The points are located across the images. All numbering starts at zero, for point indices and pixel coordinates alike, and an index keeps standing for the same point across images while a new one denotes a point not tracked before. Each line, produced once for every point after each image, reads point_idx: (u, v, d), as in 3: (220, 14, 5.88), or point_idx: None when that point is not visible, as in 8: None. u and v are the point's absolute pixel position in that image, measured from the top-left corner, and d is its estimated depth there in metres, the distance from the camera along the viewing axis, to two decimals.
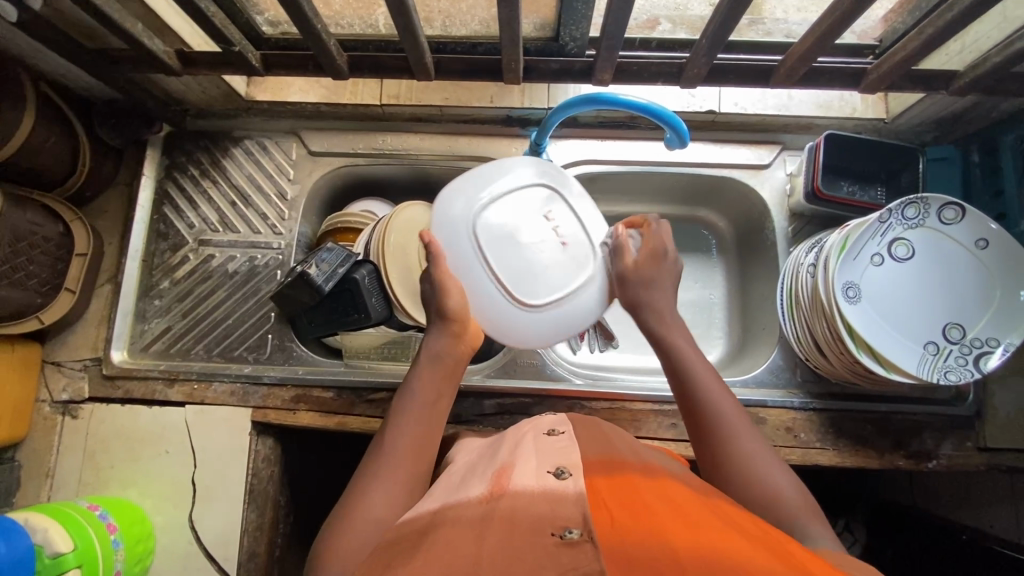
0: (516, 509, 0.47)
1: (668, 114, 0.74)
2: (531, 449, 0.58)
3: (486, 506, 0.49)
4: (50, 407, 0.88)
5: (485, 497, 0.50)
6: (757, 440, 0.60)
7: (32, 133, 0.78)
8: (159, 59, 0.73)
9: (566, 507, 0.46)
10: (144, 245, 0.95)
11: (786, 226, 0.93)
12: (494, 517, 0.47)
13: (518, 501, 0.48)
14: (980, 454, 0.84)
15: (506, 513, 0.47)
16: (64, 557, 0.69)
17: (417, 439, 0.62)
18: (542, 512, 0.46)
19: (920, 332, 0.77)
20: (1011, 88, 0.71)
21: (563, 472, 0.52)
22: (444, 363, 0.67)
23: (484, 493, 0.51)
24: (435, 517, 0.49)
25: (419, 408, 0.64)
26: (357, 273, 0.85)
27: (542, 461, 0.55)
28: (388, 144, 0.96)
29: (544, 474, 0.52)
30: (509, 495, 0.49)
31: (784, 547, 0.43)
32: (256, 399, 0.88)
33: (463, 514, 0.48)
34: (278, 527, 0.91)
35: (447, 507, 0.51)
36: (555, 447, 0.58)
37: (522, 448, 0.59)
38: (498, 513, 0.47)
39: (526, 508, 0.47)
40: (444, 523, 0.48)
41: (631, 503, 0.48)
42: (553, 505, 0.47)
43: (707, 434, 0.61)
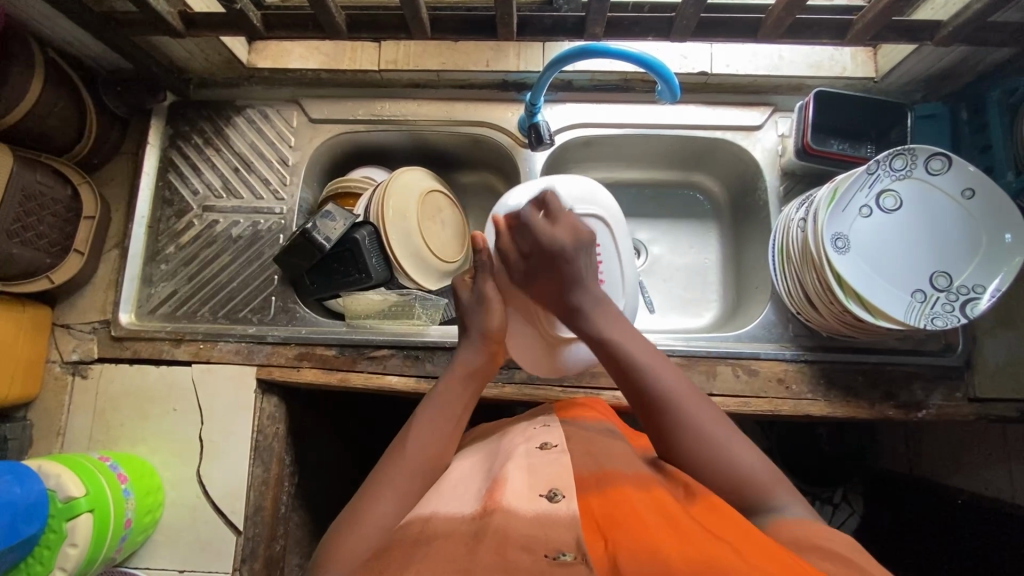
0: (508, 525, 0.48)
1: (660, 65, 0.76)
2: (523, 458, 0.60)
3: (479, 521, 0.51)
4: (60, 367, 0.91)
5: (479, 513, 0.52)
6: (718, 422, 0.60)
7: (41, 96, 0.80)
8: (163, 20, 0.75)
9: (557, 531, 0.48)
10: (150, 211, 0.97)
11: (778, 186, 0.95)
12: (487, 531, 0.48)
13: (510, 517, 0.50)
14: (969, 404, 0.85)
15: (498, 527, 0.48)
16: (77, 501, 0.71)
17: (439, 446, 0.64)
18: (534, 534, 0.47)
19: (907, 281, 0.79)
20: (993, 37, 0.73)
21: (556, 493, 0.53)
22: (474, 373, 0.71)
23: (477, 508, 0.53)
24: (432, 531, 0.51)
25: (441, 414, 0.67)
26: (357, 234, 0.88)
27: (534, 480, 0.55)
28: (388, 110, 0.98)
29: (536, 494, 0.53)
30: (502, 511, 0.51)
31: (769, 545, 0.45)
32: (260, 357, 0.90)
33: (458, 529, 0.50)
34: (285, 485, 0.93)
35: (441, 519, 0.53)
36: (548, 456, 0.60)
37: (516, 456, 0.61)
38: (491, 527, 0.49)
39: (519, 528, 0.48)
40: (439, 538, 0.50)
41: (622, 515, 0.50)
42: (546, 529, 0.48)
43: (666, 429, 0.60)
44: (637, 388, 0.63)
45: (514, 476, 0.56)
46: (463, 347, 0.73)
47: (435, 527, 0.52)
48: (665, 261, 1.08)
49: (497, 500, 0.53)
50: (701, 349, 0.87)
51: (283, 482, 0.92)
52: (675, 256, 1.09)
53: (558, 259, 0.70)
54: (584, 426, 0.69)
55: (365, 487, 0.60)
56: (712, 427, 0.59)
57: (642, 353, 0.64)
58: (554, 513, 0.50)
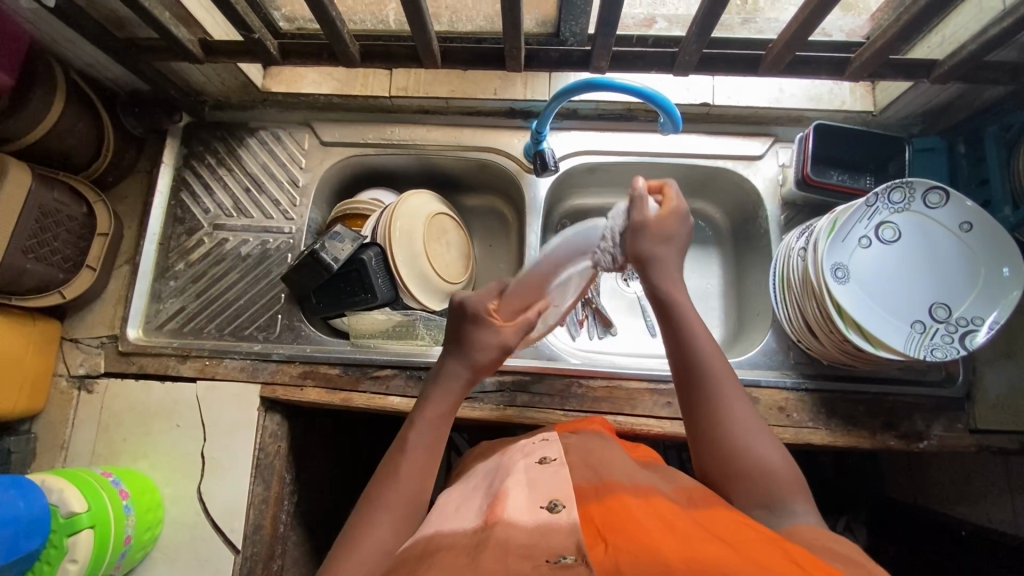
0: (509, 536, 0.49)
1: (662, 98, 0.78)
2: (523, 474, 0.60)
3: (481, 534, 0.51)
4: (67, 380, 0.92)
5: (480, 527, 0.52)
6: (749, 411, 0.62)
7: (61, 115, 0.83)
8: (184, 47, 0.79)
9: (558, 539, 0.48)
10: (161, 229, 0.99)
11: (779, 215, 0.96)
12: (488, 542, 0.48)
13: (511, 528, 0.50)
14: (971, 435, 0.85)
15: (500, 538, 0.49)
16: (78, 517, 0.71)
17: (429, 460, 0.64)
18: (533, 543, 0.47)
19: (907, 311, 0.80)
20: (989, 76, 0.75)
21: (556, 505, 0.53)
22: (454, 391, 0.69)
23: (479, 523, 0.53)
24: (435, 544, 0.52)
25: (424, 436, 0.66)
26: (364, 255, 0.90)
27: (535, 495, 0.55)
28: (397, 134, 1.01)
29: (536, 507, 0.53)
30: (502, 523, 0.51)
31: (764, 543, 0.46)
32: (264, 375, 0.91)
33: (460, 542, 0.51)
34: (284, 504, 0.93)
35: (442, 535, 0.54)
36: (547, 471, 0.60)
37: (515, 472, 0.61)
38: (492, 539, 0.49)
39: (520, 536, 0.48)
40: (443, 551, 0.50)
41: (622, 524, 0.50)
42: (546, 536, 0.49)
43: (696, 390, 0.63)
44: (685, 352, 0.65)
45: (515, 490, 0.56)
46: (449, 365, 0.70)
47: (436, 541, 0.52)
48: None
49: (499, 514, 0.53)
50: None
51: (283, 501, 0.92)
52: None
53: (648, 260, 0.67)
54: (585, 439, 0.70)
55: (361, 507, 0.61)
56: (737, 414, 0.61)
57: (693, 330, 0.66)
58: (555, 523, 0.50)
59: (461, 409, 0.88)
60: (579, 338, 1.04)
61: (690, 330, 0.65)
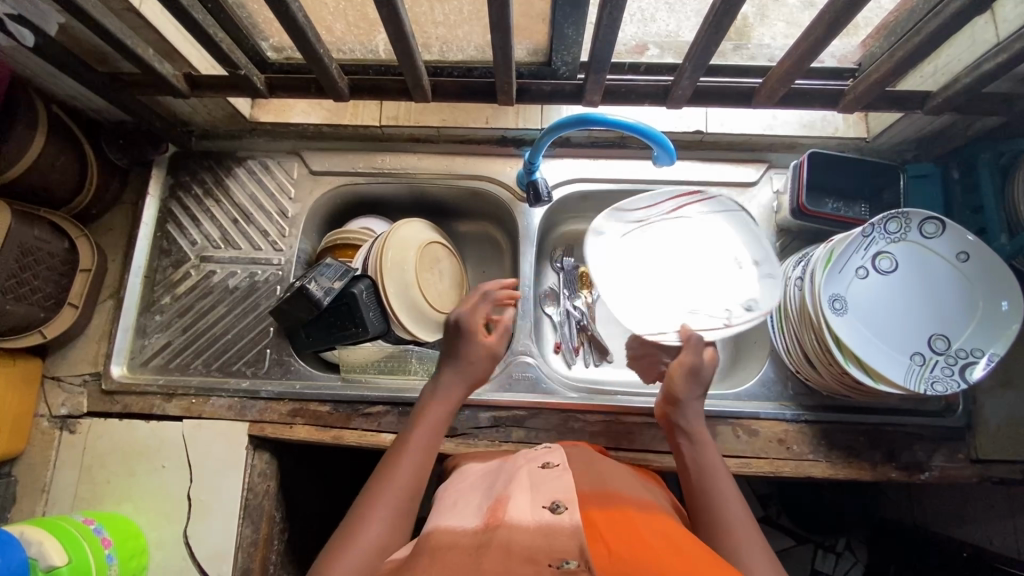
0: (512, 539, 0.47)
1: (654, 133, 0.78)
2: (526, 477, 0.58)
3: (483, 535, 0.49)
4: (49, 421, 0.89)
5: (482, 527, 0.50)
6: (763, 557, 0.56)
7: (43, 151, 0.81)
8: (168, 82, 0.77)
9: (561, 541, 0.46)
10: (147, 261, 0.97)
11: (774, 242, 0.96)
12: (491, 545, 0.46)
13: (515, 530, 0.48)
14: (972, 465, 0.84)
15: (504, 541, 0.47)
16: (58, 569, 0.68)
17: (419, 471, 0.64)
18: (537, 547, 0.46)
19: (906, 343, 0.79)
20: (983, 107, 0.74)
21: (558, 505, 0.51)
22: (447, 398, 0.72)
23: (480, 523, 0.51)
24: (436, 542, 0.50)
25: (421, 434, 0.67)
26: (355, 288, 0.88)
27: (538, 494, 0.54)
28: (388, 163, 1.00)
29: (540, 507, 0.51)
30: (505, 526, 0.49)
31: None
32: (253, 413, 0.88)
33: (463, 540, 0.49)
34: (273, 544, 0.90)
35: (442, 532, 0.51)
36: (551, 473, 0.58)
37: (517, 476, 0.59)
38: (495, 542, 0.47)
39: (523, 538, 0.47)
40: (445, 550, 0.48)
41: (627, 536, 0.49)
42: (548, 537, 0.47)
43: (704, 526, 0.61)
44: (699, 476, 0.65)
45: (518, 492, 0.54)
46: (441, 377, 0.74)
47: (438, 537, 0.51)
48: None
49: (501, 516, 0.51)
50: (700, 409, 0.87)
51: (272, 541, 0.89)
52: None
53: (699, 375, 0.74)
54: (586, 452, 0.68)
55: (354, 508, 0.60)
56: (750, 548, 0.57)
57: (712, 458, 0.67)
58: (556, 524, 0.48)
59: (455, 445, 0.86)
60: (575, 367, 1.03)
61: (705, 466, 0.66)
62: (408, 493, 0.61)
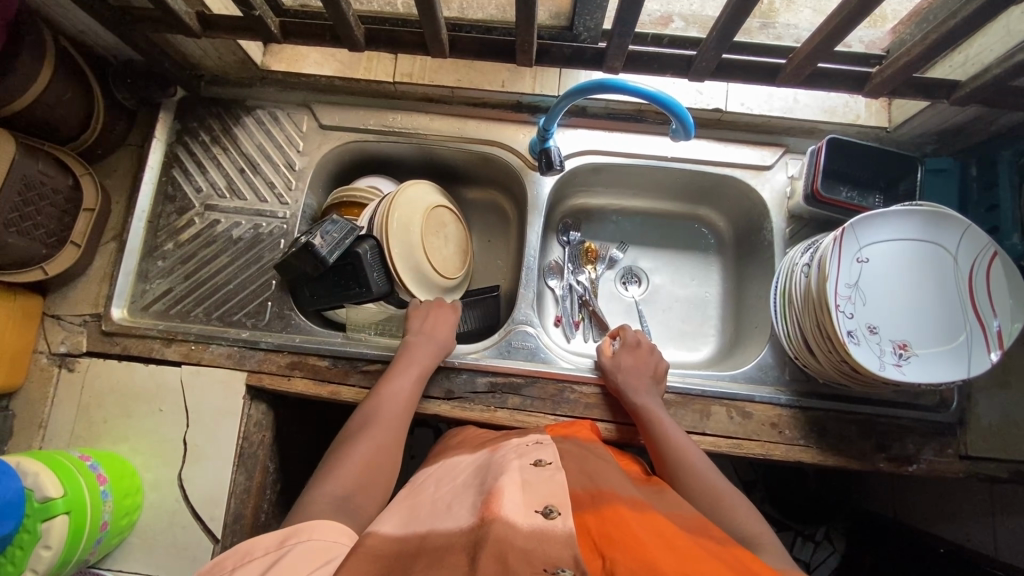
0: (506, 539, 0.47)
1: (676, 104, 0.76)
2: (518, 474, 0.59)
3: (477, 531, 0.50)
4: (47, 358, 0.89)
5: (477, 524, 0.51)
6: (709, 465, 0.72)
7: (49, 84, 0.79)
8: (180, 20, 0.75)
9: (556, 548, 0.47)
10: (151, 206, 0.96)
11: (784, 228, 0.95)
12: (485, 543, 0.47)
13: (509, 528, 0.49)
14: (961, 461, 0.85)
15: (499, 537, 0.47)
16: (53, 502, 0.69)
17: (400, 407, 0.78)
18: (531, 550, 0.47)
19: (924, 337, 0.76)
20: (1011, 101, 0.73)
21: (551, 510, 0.52)
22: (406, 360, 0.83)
23: (474, 520, 0.52)
24: (429, 546, 0.50)
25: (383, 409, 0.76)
26: (360, 248, 0.87)
27: (530, 496, 0.54)
28: (400, 122, 0.98)
29: (531, 510, 0.52)
30: (499, 522, 0.50)
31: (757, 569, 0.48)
32: (251, 363, 0.89)
33: (458, 541, 0.50)
34: (266, 493, 0.91)
35: (437, 534, 0.53)
36: (544, 472, 0.59)
37: (509, 470, 0.60)
38: (489, 539, 0.48)
39: (517, 541, 0.47)
40: (441, 552, 0.49)
41: (621, 538, 0.49)
42: (542, 544, 0.48)
43: (665, 459, 0.74)
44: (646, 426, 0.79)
45: (510, 489, 0.55)
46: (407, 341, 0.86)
47: (431, 543, 0.51)
48: (666, 292, 1.08)
49: (495, 511, 0.52)
50: (695, 389, 0.87)
51: (265, 490, 0.91)
52: (675, 286, 1.08)
53: (642, 350, 0.88)
54: (576, 449, 0.69)
55: (343, 440, 0.73)
56: (697, 459, 0.73)
57: (657, 412, 0.80)
58: (550, 529, 0.49)
59: (451, 407, 0.87)
60: (575, 340, 1.02)
61: (652, 415, 0.79)
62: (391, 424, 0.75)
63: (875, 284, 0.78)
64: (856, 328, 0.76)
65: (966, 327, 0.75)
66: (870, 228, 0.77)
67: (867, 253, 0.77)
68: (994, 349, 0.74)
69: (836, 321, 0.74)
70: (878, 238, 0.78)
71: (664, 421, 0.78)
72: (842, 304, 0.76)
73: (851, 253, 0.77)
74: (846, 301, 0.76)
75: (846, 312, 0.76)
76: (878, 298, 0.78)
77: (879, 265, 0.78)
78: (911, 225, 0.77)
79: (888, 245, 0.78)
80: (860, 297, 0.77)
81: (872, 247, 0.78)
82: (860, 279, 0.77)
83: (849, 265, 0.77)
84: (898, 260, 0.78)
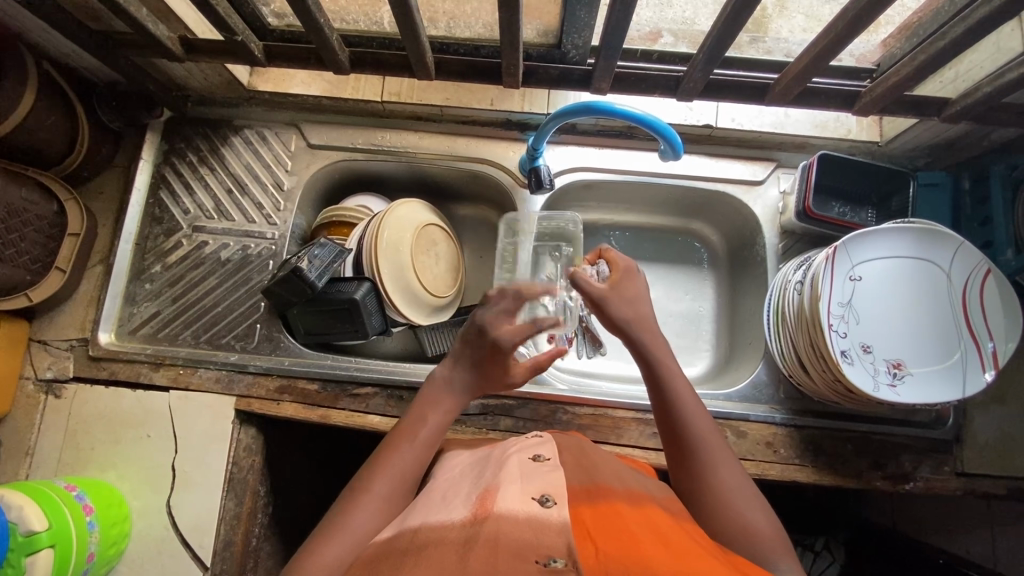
0: (499, 534, 0.46)
1: (663, 126, 0.76)
2: (515, 468, 0.57)
3: (470, 528, 0.48)
4: (34, 384, 0.88)
5: (469, 520, 0.50)
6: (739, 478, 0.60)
7: (32, 110, 0.78)
8: (163, 44, 0.74)
9: (549, 537, 0.45)
10: (138, 229, 0.95)
11: (776, 243, 0.94)
12: (478, 540, 0.46)
13: (503, 521, 0.48)
14: (957, 478, 0.84)
15: (491, 532, 0.47)
16: (38, 535, 0.68)
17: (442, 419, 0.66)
18: (525, 541, 0.45)
19: (920, 355, 0.75)
20: (1002, 117, 0.72)
21: (547, 499, 0.50)
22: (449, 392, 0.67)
23: (467, 515, 0.51)
24: (423, 539, 0.49)
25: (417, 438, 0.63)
26: (355, 292, 0.86)
27: (527, 485, 0.53)
28: (388, 141, 0.97)
29: (529, 498, 0.51)
30: (492, 520, 0.48)
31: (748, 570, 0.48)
32: (240, 387, 0.88)
33: (450, 536, 0.48)
34: (256, 518, 0.90)
35: (429, 527, 0.51)
36: (541, 467, 0.57)
37: (507, 466, 0.58)
38: (483, 535, 0.47)
39: (511, 533, 0.46)
40: (431, 548, 0.48)
41: (615, 531, 0.49)
42: (538, 534, 0.46)
43: (682, 453, 0.62)
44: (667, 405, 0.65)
45: (506, 483, 0.54)
46: (458, 373, 0.68)
47: (424, 535, 0.50)
48: (659, 307, 1.07)
49: (489, 507, 0.50)
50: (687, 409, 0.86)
51: (256, 514, 0.90)
52: (669, 302, 1.07)
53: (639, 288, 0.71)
54: (575, 440, 0.69)
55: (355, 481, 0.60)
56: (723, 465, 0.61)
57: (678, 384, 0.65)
58: (546, 519, 0.48)
59: None
60: (568, 358, 1.02)
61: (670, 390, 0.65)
62: (434, 437, 0.64)
63: (870, 302, 0.77)
64: (849, 348, 0.75)
65: (960, 345, 0.75)
66: (863, 246, 0.76)
67: (860, 268, 0.77)
68: (988, 368, 0.73)
69: (829, 343, 0.73)
70: (871, 256, 0.77)
71: (686, 399, 0.64)
72: (835, 320, 0.75)
73: (844, 269, 0.76)
74: (840, 315, 0.75)
75: (840, 332, 0.75)
76: (870, 316, 0.77)
77: (874, 282, 0.77)
78: (904, 242, 0.77)
79: (882, 262, 0.77)
80: (853, 311, 0.76)
81: (868, 260, 0.77)
82: (855, 296, 0.77)
83: (842, 280, 0.76)
84: (891, 277, 0.77)
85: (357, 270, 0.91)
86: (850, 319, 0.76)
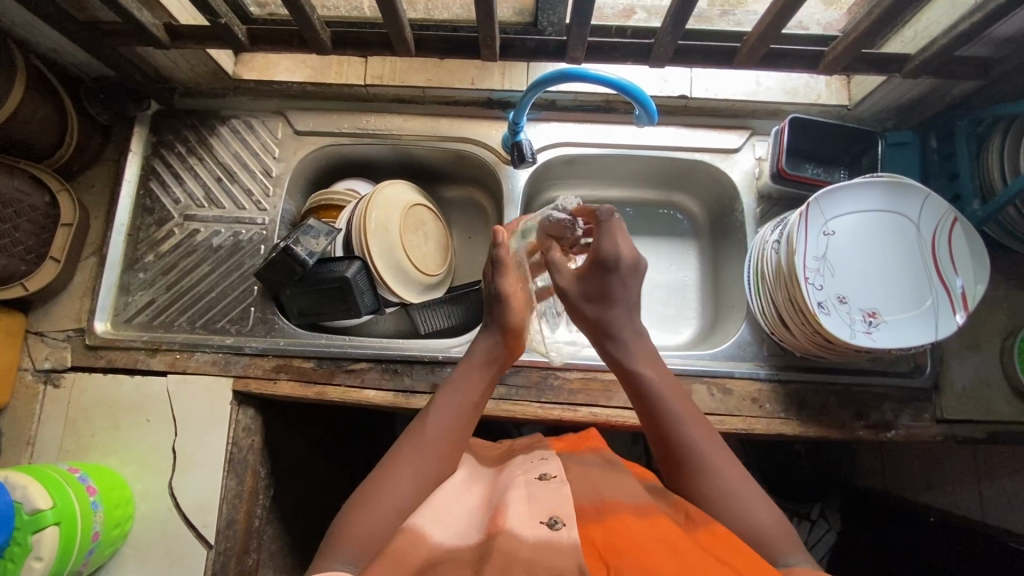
0: (513, 555, 0.48)
1: (636, 89, 0.78)
2: (522, 488, 0.58)
3: (483, 550, 0.50)
4: (32, 375, 0.89)
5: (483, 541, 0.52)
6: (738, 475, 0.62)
7: (21, 103, 0.80)
8: (148, 32, 0.76)
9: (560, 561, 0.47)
10: (130, 219, 0.97)
11: (754, 208, 0.97)
12: (492, 558, 0.48)
13: (514, 542, 0.50)
14: (937, 425, 0.87)
15: (503, 554, 0.48)
16: (42, 514, 0.69)
17: (480, 393, 0.70)
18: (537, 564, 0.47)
19: (892, 303, 0.78)
20: (959, 71, 0.75)
21: (555, 522, 0.52)
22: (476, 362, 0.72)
23: (480, 537, 0.53)
24: (437, 560, 0.51)
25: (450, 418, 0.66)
26: (346, 271, 0.88)
27: (535, 508, 0.55)
28: (372, 124, 0.99)
29: (536, 522, 0.53)
30: (504, 540, 0.50)
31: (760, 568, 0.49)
32: (237, 368, 0.90)
33: (464, 558, 0.50)
34: (258, 498, 0.91)
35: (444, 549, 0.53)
36: (548, 486, 0.58)
37: (514, 487, 0.59)
38: (495, 554, 0.49)
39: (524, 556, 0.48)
40: (446, 566, 0.50)
41: (626, 549, 0.50)
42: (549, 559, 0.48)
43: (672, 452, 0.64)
44: (654, 417, 0.66)
45: (514, 504, 0.55)
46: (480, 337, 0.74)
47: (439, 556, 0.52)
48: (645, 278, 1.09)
49: (500, 527, 0.52)
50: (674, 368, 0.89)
51: (257, 494, 0.91)
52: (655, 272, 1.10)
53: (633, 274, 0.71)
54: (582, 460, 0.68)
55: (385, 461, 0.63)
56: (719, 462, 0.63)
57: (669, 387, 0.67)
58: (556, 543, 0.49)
59: None
60: None
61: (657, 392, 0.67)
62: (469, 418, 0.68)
63: (845, 254, 0.80)
64: (826, 299, 0.78)
65: (931, 292, 0.78)
66: (835, 204, 0.79)
67: (833, 222, 0.80)
68: (959, 311, 0.76)
69: (811, 306, 0.76)
70: (843, 212, 0.80)
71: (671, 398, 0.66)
72: (811, 278, 0.78)
73: (818, 229, 0.79)
74: (816, 272, 0.78)
75: (816, 285, 0.78)
76: (846, 270, 0.80)
77: (848, 236, 0.80)
78: (875, 197, 0.80)
79: (856, 218, 0.80)
80: (831, 272, 0.79)
81: (839, 225, 0.80)
82: (830, 254, 0.79)
83: (817, 236, 0.79)
84: (863, 231, 0.80)
85: (346, 250, 0.93)
86: (825, 273, 0.79)
